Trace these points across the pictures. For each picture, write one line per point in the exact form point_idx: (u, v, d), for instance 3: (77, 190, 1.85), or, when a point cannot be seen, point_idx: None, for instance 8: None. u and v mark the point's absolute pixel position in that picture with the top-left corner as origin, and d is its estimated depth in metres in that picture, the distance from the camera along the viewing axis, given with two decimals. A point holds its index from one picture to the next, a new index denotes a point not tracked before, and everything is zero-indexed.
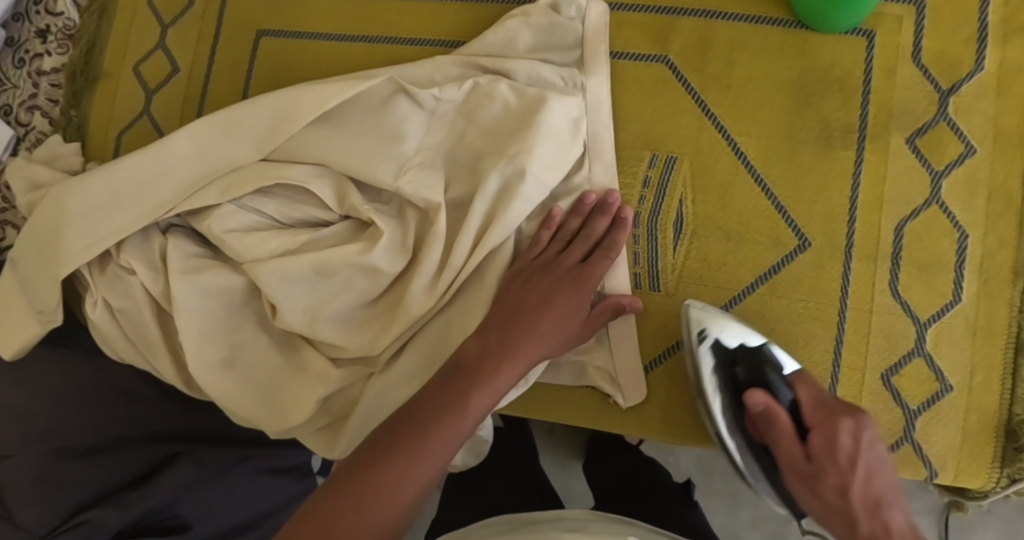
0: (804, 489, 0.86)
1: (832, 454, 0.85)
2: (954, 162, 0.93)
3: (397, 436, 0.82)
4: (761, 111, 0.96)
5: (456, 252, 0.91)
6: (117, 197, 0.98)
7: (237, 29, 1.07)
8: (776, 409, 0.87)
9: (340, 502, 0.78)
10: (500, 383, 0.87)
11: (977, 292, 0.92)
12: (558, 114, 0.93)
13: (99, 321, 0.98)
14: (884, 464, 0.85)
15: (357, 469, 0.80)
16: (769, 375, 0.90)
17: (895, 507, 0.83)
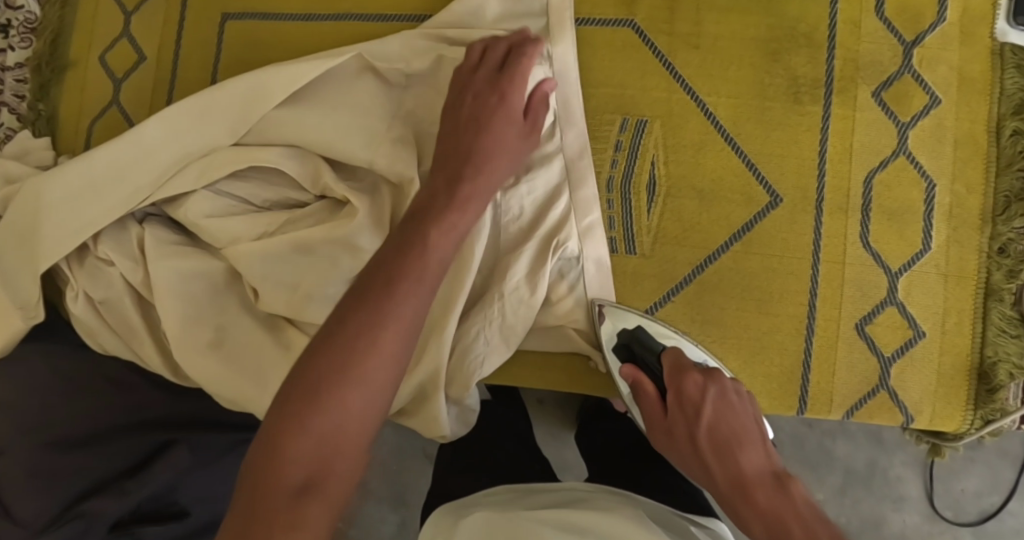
0: (666, 443, 0.89)
1: (682, 406, 0.87)
2: (920, 113, 0.94)
3: (358, 315, 0.74)
4: (728, 69, 0.96)
5: None
6: (93, 187, 0.98)
7: (202, 12, 1.06)
8: (641, 380, 0.90)
9: (310, 392, 0.71)
10: (471, 217, 0.85)
11: (946, 238, 0.93)
12: (528, 83, 0.93)
13: (81, 314, 0.98)
14: (741, 416, 0.86)
15: (314, 383, 0.72)
16: (636, 349, 0.93)
17: (749, 447, 0.84)
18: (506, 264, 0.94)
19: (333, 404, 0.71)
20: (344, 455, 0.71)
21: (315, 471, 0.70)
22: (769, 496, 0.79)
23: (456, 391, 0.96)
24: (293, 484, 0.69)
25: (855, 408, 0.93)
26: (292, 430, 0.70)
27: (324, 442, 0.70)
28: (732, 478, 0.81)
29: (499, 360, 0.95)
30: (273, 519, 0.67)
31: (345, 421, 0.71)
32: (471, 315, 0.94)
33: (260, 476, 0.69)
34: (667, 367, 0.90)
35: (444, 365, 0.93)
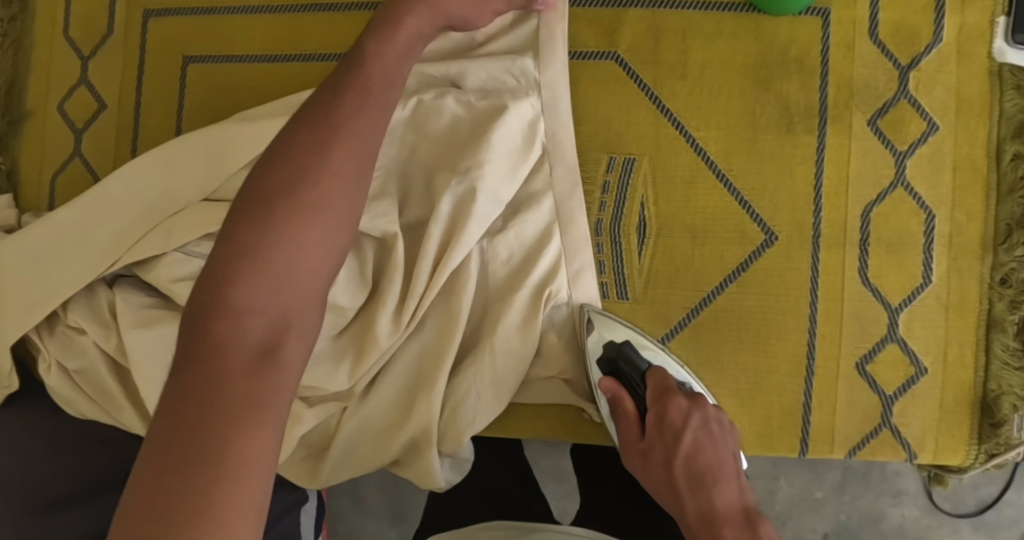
0: (639, 464, 0.87)
1: (661, 430, 0.86)
2: (917, 140, 0.90)
3: (311, 133, 0.75)
4: (717, 101, 0.92)
5: (417, 277, 0.88)
6: (58, 251, 0.94)
7: (163, 56, 1.01)
8: (621, 397, 0.88)
9: (257, 235, 0.72)
10: (422, 22, 0.82)
11: (947, 270, 0.90)
12: (512, 122, 0.90)
13: (55, 384, 0.95)
14: (720, 450, 0.85)
15: (266, 202, 0.73)
16: (622, 367, 0.89)
17: (722, 483, 0.83)
18: (496, 315, 0.90)
19: (283, 263, 0.71)
20: (295, 331, 0.71)
21: (273, 325, 0.70)
22: (737, 534, 0.80)
23: (449, 449, 0.92)
24: (249, 335, 0.68)
25: (858, 447, 0.90)
26: (244, 282, 0.70)
27: (280, 277, 0.71)
28: (702, 514, 0.81)
29: (490, 416, 0.92)
30: (226, 371, 0.66)
31: (299, 252, 0.72)
32: (459, 371, 0.91)
33: (211, 337, 0.68)
34: (651, 390, 0.87)
35: (434, 422, 0.90)
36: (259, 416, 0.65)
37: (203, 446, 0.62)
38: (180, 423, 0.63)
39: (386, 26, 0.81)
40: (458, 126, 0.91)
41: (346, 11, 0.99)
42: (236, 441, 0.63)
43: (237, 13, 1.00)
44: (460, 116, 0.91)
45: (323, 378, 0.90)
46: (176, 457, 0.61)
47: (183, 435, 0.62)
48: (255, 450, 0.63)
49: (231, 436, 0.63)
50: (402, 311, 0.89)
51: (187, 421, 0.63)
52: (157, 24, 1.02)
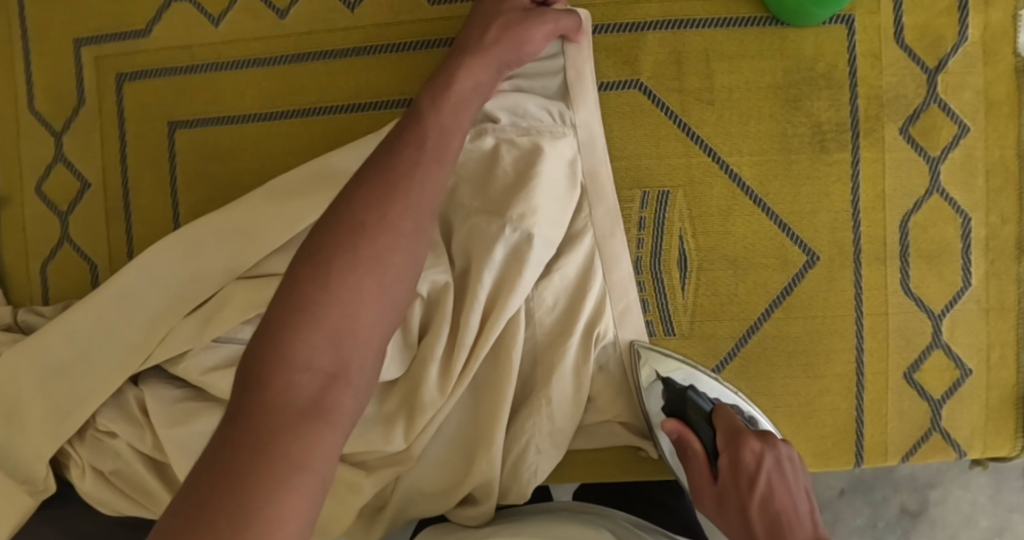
0: (715, 512, 0.82)
1: (736, 475, 0.80)
2: (950, 145, 0.89)
3: (371, 187, 0.72)
4: (749, 124, 0.90)
5: (467, 330, 0.85)
6: (84, 352, 0.88)
7: (144, 123, 0.94)
8: (688, 438, 0.84)
9: (316, 285, 0.68)
10: (483, 72, 0.80)
11: (985, 273, 0.90)
12: (554, 162, 0.87)
13: (92, 488, 0.89)
14: (797, 493, 0.79)
15: (326, 254, 0.69)
16: (689, 412, 0.87)
17: (800, 528, 0.76)
18: (548, 366, 0.88)
19: (341, 319, 0.68)
20: (349, 390, 0.67)
21: (327, 382, 0.66)
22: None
23: (512, 500, 0.91)
24: (300, 395, 0.65)
25: (910, 453, 0.91)
26: (299, 335, 0.66)
27: (336, 330, 0.67)
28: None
29: (551, 465, 0.90)
30: (271, 435, 0.62)
31: (358, 307, 0.68)
32: (518, 420, 0.89)
33: (261, 393, 0.64)
34: (721, 434, 0.83)
35: (496, 477, 0.88)
36: (297, 489, 0.61)
37: (233, 514, 0.59)
38: (217, 488, 0.60)
39: (445, 82, 0.79)
40: (501, 168, 0.87)
41: (345, 57, 0.91)
42: (273, 508, 0.60)
43: (222, 69, 0.93)
44: (500, 158, 0.87)
45: (379, 441, 0.86)
46: (204, 525, 0.58)
47: (216, 501, 0.59)
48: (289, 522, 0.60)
49: (264, 510, 0.60)
50: (448, 373, 0.86)
51: (225, 484, 0.60)
52: (133, 88, 0.94)
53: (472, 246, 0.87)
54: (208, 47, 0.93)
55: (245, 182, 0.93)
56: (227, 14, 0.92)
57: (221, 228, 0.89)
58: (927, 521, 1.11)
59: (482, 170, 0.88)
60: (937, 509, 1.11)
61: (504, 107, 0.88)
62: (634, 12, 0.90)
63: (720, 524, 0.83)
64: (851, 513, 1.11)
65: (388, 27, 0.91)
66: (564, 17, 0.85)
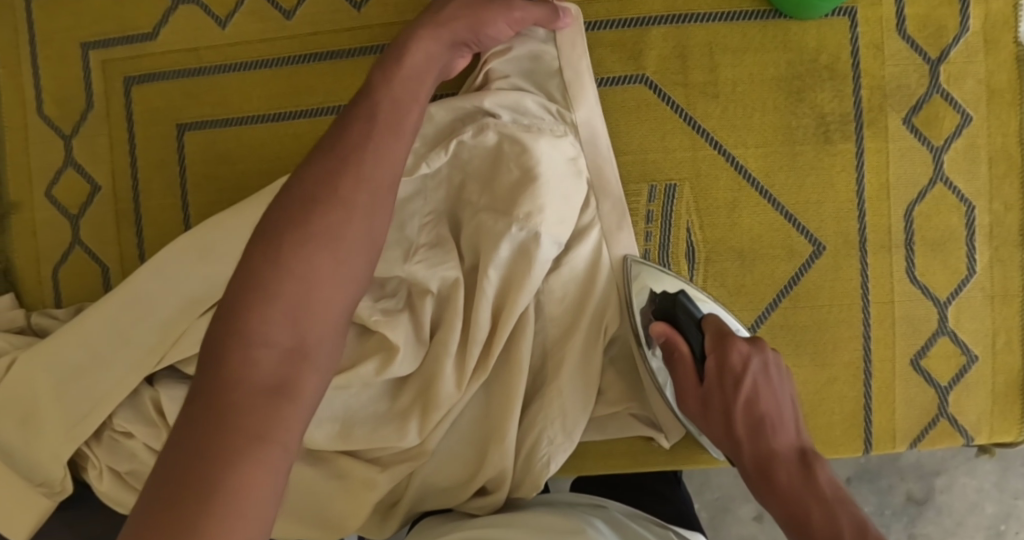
0: (698, 412, 0.85)
1: (722, 376, 0.83)
2: (952, 134, 0.90)
3: (321, 161, 0.72)
4: (754, 116, 0.91)
5: (477, 326, 0.86)
6: (98, 356, 0.90)
7: (153, 125, 0.95)
8: (676, 341, 0.86)
9: (270, 264, 0.68)
10: (436, 44, 0.79)
11: (990, 260, 0.91)
12: (556, 159, 0.88)
13: (110, 489, 0.90)
14: (779, 396, 0.82)
15: (277, 232, 0.70)
16: (679, 316, 0.88)
17: (780, 429, 0.81)
18: (557, 361, 0.89)
19: (298, 292, 0.68)
20: (309, 365, 0.67)
21: (285, 356, 0.66)
22: (792, 477, 0.77)
23: (526, 491, 0.90)
24: (257, 370, 0.65)
25: (918, 439, 0.92)
26: (256, 312, 0.66)
27: (293, 303, 0.67)
28: (757, 457, 0.79)
29: (565, 456, 0.90)
30: (232, 409, 0.63)
31: (312, 281, 0.68)
32: (529, 412, 0.90)
33: (218, 371, 0.64)
34: (709, 336, 0.85)
35: (510, 469, 0.88)
36: (258, 460, 0.61)
37: (198, 486, 0.59)
38: (180, 471, 0.60)
39: (397, 56, 0.77)
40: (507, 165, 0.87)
41: (351, 57, 0.92)
42: (237, 479, 0.60)
43: (229, 71, 0.93)
44: (505, 155, 0.87)
45: (393, 436, 0.87)
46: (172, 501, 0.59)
47: (183, 476, 0.60)
48: (253, 493, 0.60)
49: (229, 482, 0.60)
50: (463, 369, 0.87)
51: (188, 465, 0.60)
52: (141, 92, 0.95)
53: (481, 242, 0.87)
54: (214, 50, 0.93)
55: (255, 182, 0.94)
56: (232, 16, 0.93)
57: (227, 227, 0.89)
58: (933, 508, 1.12)
59: (487, 168, 0.88)
60: (943, 495, 1.12)
61: (504, 105, 0.88)
62: (638, 7, 0.91)
63: (701, 425, 0.85)
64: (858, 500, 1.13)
65: (393, 26, 0.92)
66: (543, 6, 0.86)
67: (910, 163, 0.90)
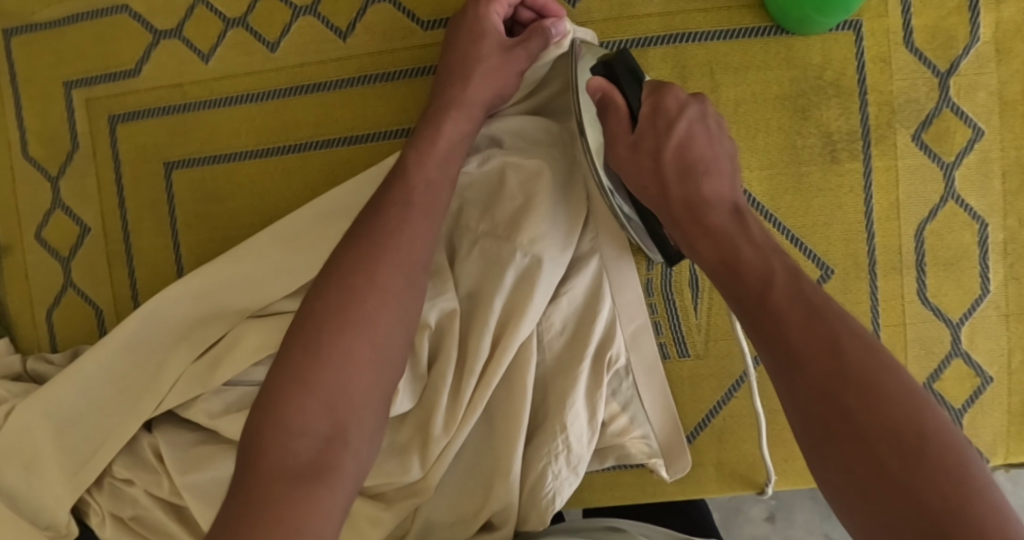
0: (627, 159, 0.80)
1: (656, 117, 0.80)
2: (964, 149, 0.87)
3: (357, 249, 0.76)
4: (757, 137, 0.87)
5: (476, 354, 0.84)
6: (95, 404, 0.88)
7: (139, 164, 0.93)
8: (612, 94, 0.80)
9: (311, 352, 0.72)
10: (467, 123, 0.83)
11: (1004, 278, 0.88)
12: (559, 185, 0.85)
13: (114, 536, 0.88)
14: (715, 142, 0.80)
15: (320, 320, 0.74)
16: (619, 71, 0.81)
17: (713, 175, 0.77)
18: (559, 394, 0.86)
19: (334, 382, 0.72)
20: (348, 451, 0.70)
21: (324, 444, 0.70)
22: (723, 218, 0.74)
23: (533, 525, 0.88)
24: (297, 459, 0.69)
25: None
26: (294, 402, 0.70)
27: (331, 391, 0.71)
28: (687, 199, 0.76)
29: (571, 491, 0.87)
30: (270, 500, 0.66)
31: (349, 371, 0.72)
32: (535, 445, 0.87)
33: (260, 455, 0.69)
34: (647, 87, 0.81)
35: (515, 503, 0.86)
36: None
37: None
38: None
39: (431, 135, 0.82)
40: (507, 190, 0.85)
41: (338, 88, 0.89)
42: None
43: (215, 106, 0.91)
44: (507, 181, 0.85)
45: (396, 471, 0.86)
46: None
47: None
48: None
49: None
50: (458, 400, 0.85)
51: None
52: (126, 130, 0.93)
53: (484, 273, 0.85)
54: (199, 84, 0.91)
55: (246, 219, 0.92)
56: (216, 49, 0.91)
57: (221, 275, 0.87)
58: None
59: (490, 194, 0.86)
60: None
61: (508, 130, 0.87)
62: (635, 27, 0.88)
63: (627, 176, 0.81)
64: None
65: (380, 55, 0.89)
66: (536, 38, 0.84)
67: (921, 180, 0.87)
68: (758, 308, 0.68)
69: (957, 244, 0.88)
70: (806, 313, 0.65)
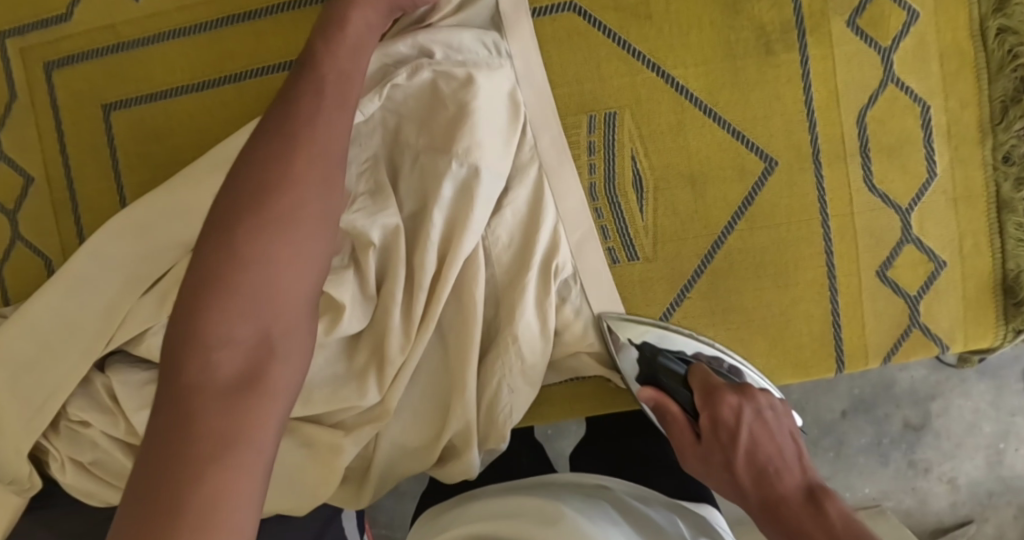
0: (697, 464, 0.83)
1: (716, 431, 0.82)
2: (900, 33, 0.86)
3: (267, 146, 0.71)
4: (690, 35, 0.87)
5: (423, 270, 0.83)
6: (44, 348, 0.87)
7: (78, 109, 0.93)
8: (665, 403, 0.86)
9: (225, 257, 0.68)
10: (374, 11, 0.78)
11: (950, 160, 0.88)
12: (492, 93, 0.84)
13: (74, 481, 0.88)
14: (776, 442, 0.81)
15: (230, 218, 0.69)
16: (663, 379, 0.88)
17: (784, 472, 0.79)
18: (510, 305, 0.85)
19: (253, 283, 0.67)
20: (279, 356, 0.67)
21: (251, 352, 0.66)
22: (798, 511, 0.74)
23: (493, 444, 0.88)
24: (223, 372, 0.64)
25: (891, 352, 0.90)
26: (212, 310, 0.66)
27: (252, 294, 0.67)
28: (764, 500, 0.76)
29: (525, 404, 0.88)
30: (197, 417, 0.62)
31: (270, 273, 0.68)
32: (488, 361, 0.86)
33: (183, 372, 0.64)
34: (697, 392, 0.85)
35: (474, 422, 0.86)
36: (229, 466, 0.60)
37: (162, 501, 0.58)
38: (149, 480, 0.59)
39: (333, 24, 0.76)
40: (441, 100, 0.84)
41: (270, 15, 0.90)
42: (212, 483, 0.59)
43: (149, 44, 0.91)
44: (440, 92, 0.84)
45: (352, 396, 0.84)
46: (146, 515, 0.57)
47: (155, 489, 0.58)
48: (234, 490, 0.59)
49: (201, 495, 0.58)
50: (411, 316, 0.84)
51: (158, 470, 0.59)
52: (62, 75, 0.93)
53: (423, 187, 0.84)
54: (131, 24, 0.91)
55: (187, 156, 0.92)
56: None
57: (164, 208, 0.87)
58: (931, 433, 1.14)
59: (424, 107, 0.85)
60: (939, 420, 1.14)
61: (440, 41, 0.84)
62: None
63: (704, 480, 0.83)
64: (856, 433, 1.14)
65: None
66: None
67: (858, 66, 0.87)
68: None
69: (901, 131, 0.87)
70: None
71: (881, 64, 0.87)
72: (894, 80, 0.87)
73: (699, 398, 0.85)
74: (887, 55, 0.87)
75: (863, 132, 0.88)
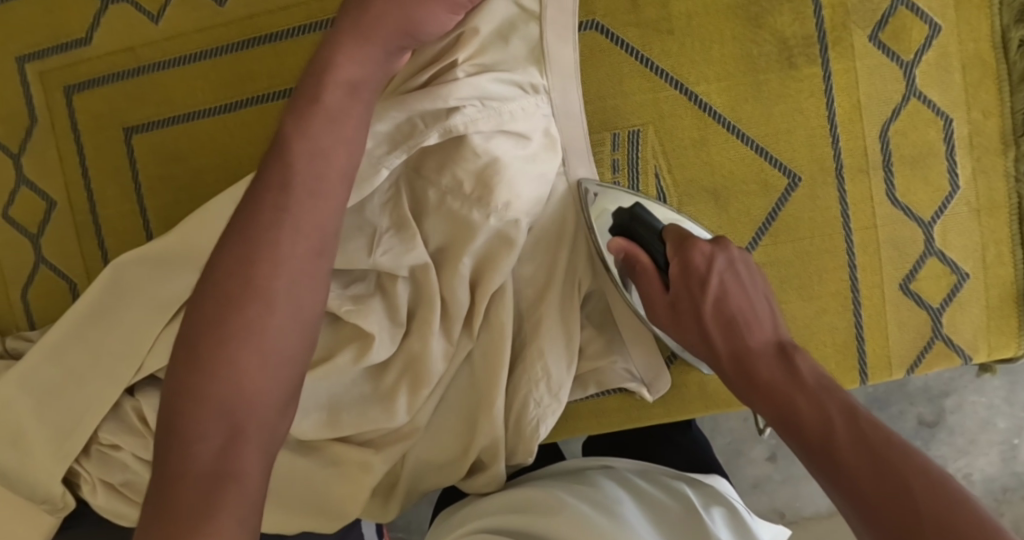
0: (669, 320, 0.83)
1: (686, 275, 0.81)
2: (922, 46, 0.86)
3: (231, 246, 0.68)
4: (711, 49, 0.87)
5: (457, 303, 0.83)
6: (73, 372, 0.88)
7: (100, 132, 0.93)
8: (635, 253, 0.84)
9: (195, 362, 0.64)
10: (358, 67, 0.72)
11: (973, 172, 0.88)
12: (528, 133, 0.82)
13: (107, 503, 0.88)
14: (749, 290, 0.80)
15: (200, 328, 0.66)
16: (639, 230, 0.86)
17: (755, 323, 0.78)
18: (535, 323, 0.86)
19: (225, 394, 0.63)
20: (255, 444, 0.63)
21: (226, 443, 0.62)
22: (772, 369, 0.74)
23: (521, 458, 0.88)
24: (199, 464, 0.61)
25: (915, 364, 0.90)
26: (186, 410, 0.63)
27: (224, 404, 0.63)
28: (734, 353, 0.76)
29: (555, 417, 0.87)
30: (173, 508, 0.59)
31: (239, 369, 0.64)
32: (516, 374, 0.86)
33: (164, 474, 0.61)
34: (669, 242, 0.83)
35: (502, 436, 0.86)
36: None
37: None
38: None
39: (314, 90, 0.71)
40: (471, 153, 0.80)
41: (290, 36, 0.89)
42: None
43: (169, 66, 0.91)
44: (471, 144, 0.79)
45: (380, 419, 0.83)
46: None
47: None
48: None
49: None
50: (451, 341, 0.84)
51: None
52: (83, 99, 0.93)
53: (452, 228, 0.82)
54: (151, 47, 0.91)
55: (210, 178, 0.92)
56: (165, 10, 0.90)
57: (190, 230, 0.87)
58: (945, 430, 1.14)
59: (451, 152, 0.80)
60: (953, 416, 1.14)
61: (471, 92, 0.78)
62: None
63: (672, 332, 0.83)
64: None
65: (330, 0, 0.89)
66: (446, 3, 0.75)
67: (880, 80, 0.87)
68: (825, 455, 0.66)
69: (924, 143, 0.88)
70: (870, 459, 0.63)
71: (903, 78, 0.87)
72: (916, 92, 0.87)
73: (675, 248, 0.82)
74: (909, 67, 0.87)
75: (886, 147, 0.88)
